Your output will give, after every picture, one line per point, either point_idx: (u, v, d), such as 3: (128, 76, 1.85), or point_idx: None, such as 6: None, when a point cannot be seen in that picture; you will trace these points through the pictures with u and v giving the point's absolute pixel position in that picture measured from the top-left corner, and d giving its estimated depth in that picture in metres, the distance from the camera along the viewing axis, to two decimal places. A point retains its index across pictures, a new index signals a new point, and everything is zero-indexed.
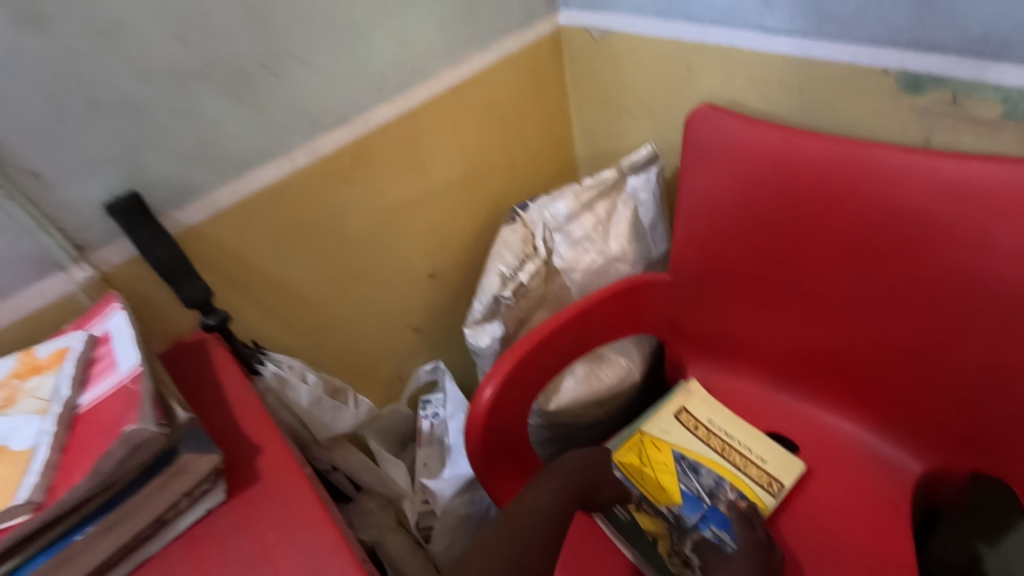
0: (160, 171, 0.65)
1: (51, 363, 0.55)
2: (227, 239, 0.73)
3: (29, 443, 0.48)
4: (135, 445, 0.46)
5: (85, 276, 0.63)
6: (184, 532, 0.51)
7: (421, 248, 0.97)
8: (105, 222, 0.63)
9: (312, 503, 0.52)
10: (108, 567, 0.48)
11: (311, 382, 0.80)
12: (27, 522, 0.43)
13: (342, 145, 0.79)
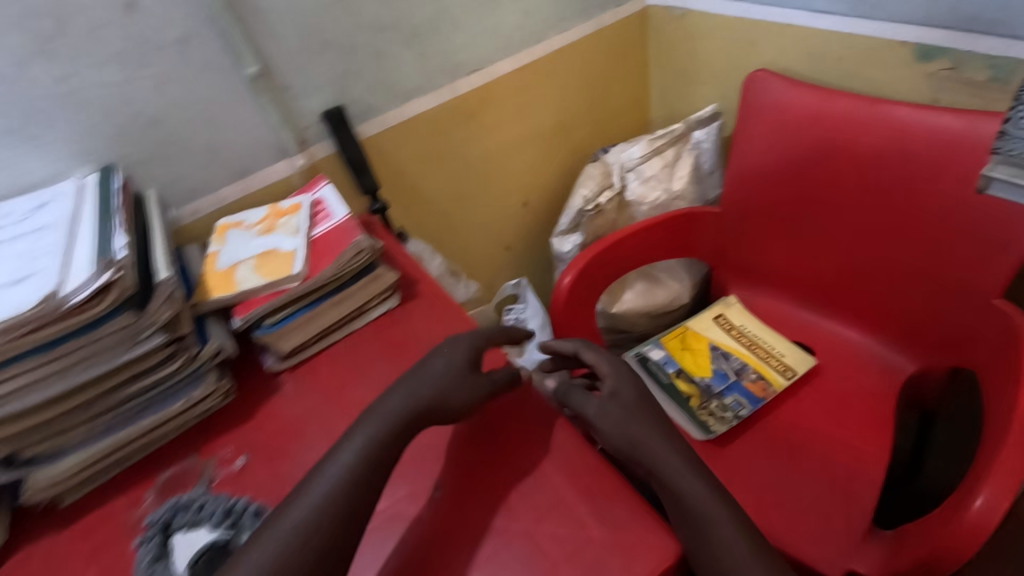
0: (356, 94, 0.93)
1: (292, 211, 0.83)
2: (389, 151, 1.00)
3: (291, 248, 0.76)
4: (361, 251, 0.74)
5: (302, 162, 0.92)
6: (373, 320, 0.77)
7: (519, 179, 1.22)
8: (319, 126, 0.91)
9: (454, 311, 0.77)
10: (331, 331, 0.75)
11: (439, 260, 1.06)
12: (299, 284, 0.71)
13: (474, 87, 1.05)
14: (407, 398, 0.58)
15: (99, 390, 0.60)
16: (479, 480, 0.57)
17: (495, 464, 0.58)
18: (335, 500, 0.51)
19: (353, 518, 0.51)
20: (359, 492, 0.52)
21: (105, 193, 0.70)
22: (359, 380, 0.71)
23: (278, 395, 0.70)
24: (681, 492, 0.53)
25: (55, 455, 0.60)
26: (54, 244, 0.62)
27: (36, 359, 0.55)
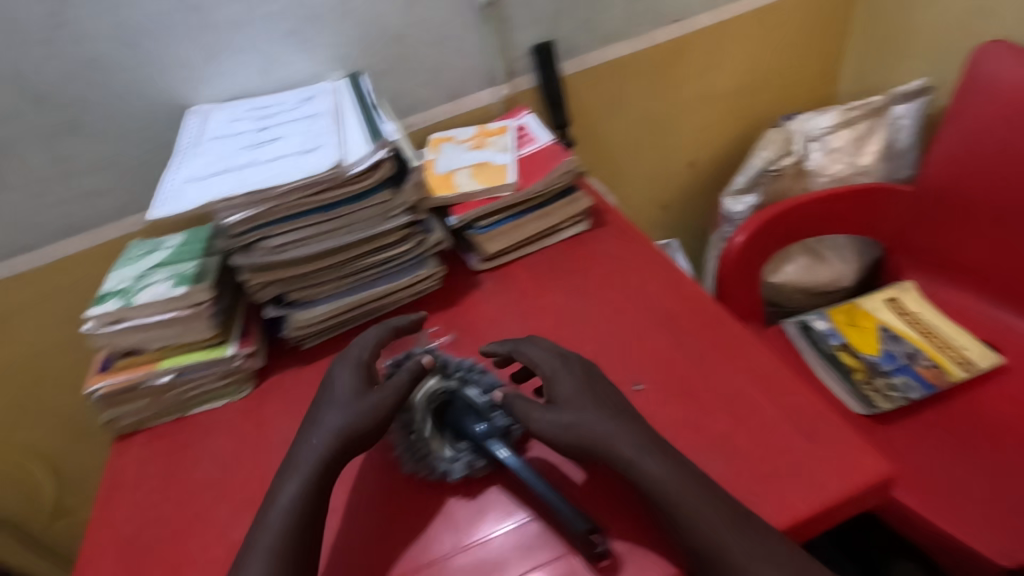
0: (565, 32, 0.98)
1: (500, 132, 0.90)
2: (583, 91, 1.05)
3: (503, 162, 0.83)
4: (568, 170, 0.80)
5: (505, 91, 0.99)
6: (565, 239, 0.83)
7: (692, 139, 1.22)
8: (527, 59, 0.98)
9: (642, 240, 0.81)
10: (528, 243, 0.82)
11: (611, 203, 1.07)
12: (511, 194, 0.78)
13: (671, 38, 1.06)
14: (331, 438, 0.55)
15: (352, 254, 0.70)
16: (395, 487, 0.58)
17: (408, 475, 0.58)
18: (288, 537, 0.50)
19: (301, 553, 0.50)
20: (310, 530, 0.51)
21: (360, 92, 0.80)
22: (553, 287, 0.76)
23: (478, 289, 0.78)
24: (630, 466, 0.49)
25: (308, 303, 0.72)
26: (328, 127, 0.72)
27: (318, 217, 0.66)
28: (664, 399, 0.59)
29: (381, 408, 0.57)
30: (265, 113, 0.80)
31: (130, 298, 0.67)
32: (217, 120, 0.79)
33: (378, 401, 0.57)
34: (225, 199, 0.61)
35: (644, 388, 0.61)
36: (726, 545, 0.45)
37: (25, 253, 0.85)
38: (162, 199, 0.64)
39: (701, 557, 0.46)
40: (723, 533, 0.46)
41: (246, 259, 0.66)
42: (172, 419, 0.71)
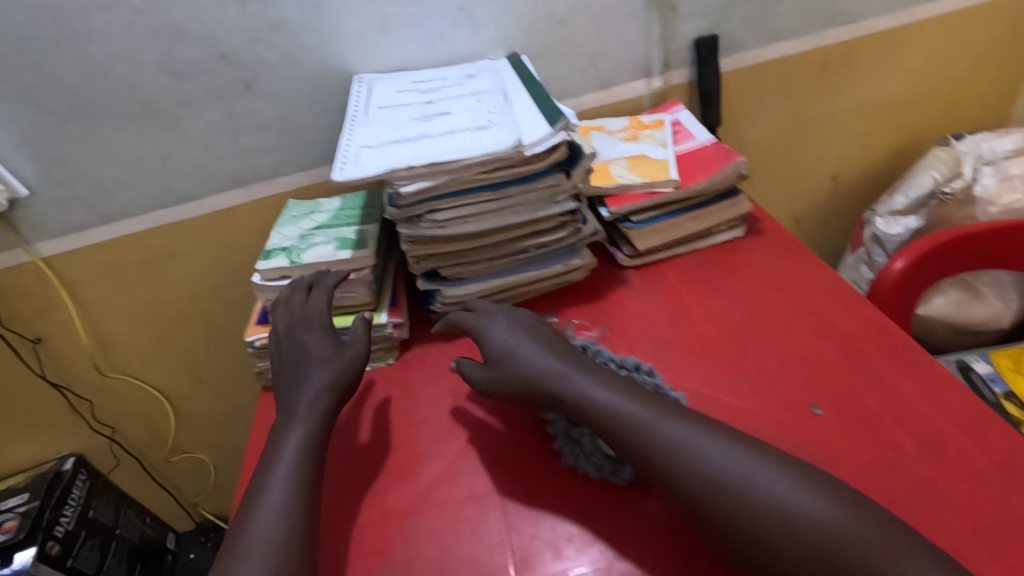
0: (731, 27, 0.93)
1: (655, 126, 0.87)
2: (739, 90, 1.00)
3: (661, 157, 0.79)
4: (734, 172, 0.76)
5: (658, 84, 0.95)
6: (717, 244, 0.79)
7: (840, 151, 1.14)
8: (686, 52, 0.93)
9: (804, 254, 0.76)
10: (678, 243, 0.78)
11: None
12: (672, 191, 0.74)
13: (840, 40, 0.99)
14: (323, 394, 0.60)
15: (509, 236, 0.69)
16: (356, 463, 0.61)
17: (361, 447, 0.63)
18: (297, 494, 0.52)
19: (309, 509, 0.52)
20: (318, 469, 0.55)
21: (526, 72, 0.78)
22: (708, 292, 0.72)
23: (626, 287, 0.76)
24: (573, 389, 0.55)
25: (458, 280, 0.72)
26: (499, 105, 0.71)
27: (488, 195, 0.65)
28: (849, 428, 0.55)
29: (360, 359, 0.64)
30: (428, 86, 0.80)
31: (298, 258, 0.69)
32: (382, 89, 0.80)
33: (352, 353, 0.63)
34: (407, 168, 0.61)
35: (823, 412, 0.56)
36: (675, 443, 0.49)
37: (192, 201, 0.91)
38: (342, 162, 0.64)
39: (660, 471, 0.49)
40: (658, 424, 0.50)
41: (410, 231, 0.66)
42: None
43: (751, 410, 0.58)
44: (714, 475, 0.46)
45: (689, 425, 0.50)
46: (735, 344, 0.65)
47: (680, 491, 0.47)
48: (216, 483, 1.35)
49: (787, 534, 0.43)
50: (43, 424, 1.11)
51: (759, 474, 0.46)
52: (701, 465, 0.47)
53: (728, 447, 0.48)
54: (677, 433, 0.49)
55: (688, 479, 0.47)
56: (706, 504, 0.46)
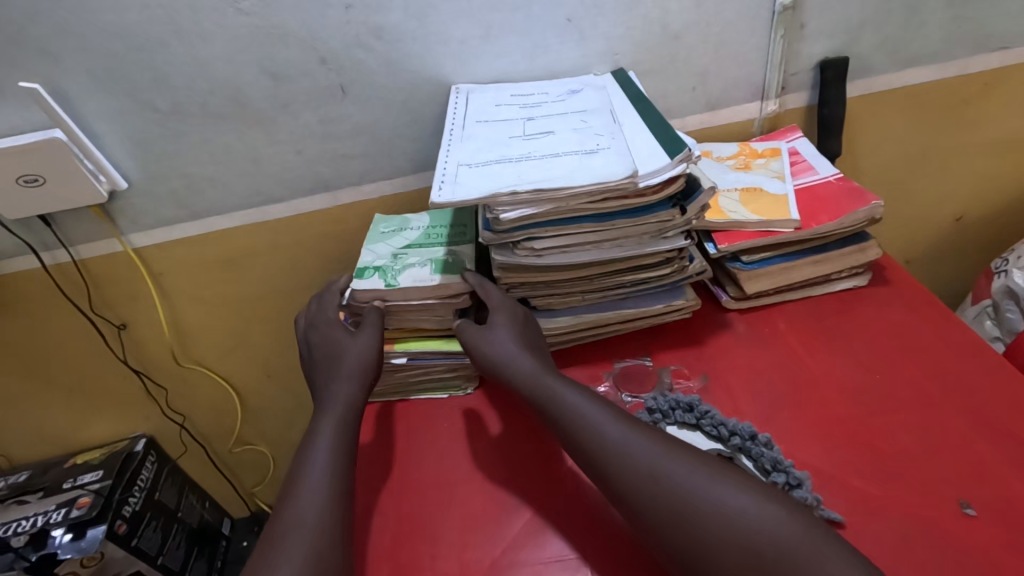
0: (865, 49, 0.84)
1: (770, 155, 0.79)
2: (862, 117, 0.90)
3: (779, 192, 0.72)
4: (866, 215, 0.67)
5: (772, 108, 0.87)
6: (834, 293, 0.71)
7: (969, 191, 1.02)
8: (808, 75, 0.85)
9: (941, 313, 0.67)
10: (792, 289, 0.71)
11: None
12: (792, 232, 0.67)
13: (988, 68, 0.88)
14: (348, 375, 0.61)
15: (608, 270, 0.64)
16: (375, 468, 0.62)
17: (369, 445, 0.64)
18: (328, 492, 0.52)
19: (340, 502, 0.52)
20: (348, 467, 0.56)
21: (636, 92, 0.73)
22: (827, 348, 0.64)
23: (728, 332, 0.69)
24: (543, 384, 0.56)
25: (547, 311, 0.68)
26: (608, 127, 0.66)
27: (591, 225, 0.60)
28: (1012, 538, 0.46)
29: (376, 341, 0.64)
30: (528, 101, 0.76)
31: (395, 276, 0.66)
32: (480, 102, 0.76)
33: (369, 337, 0.63)
34: (510, 193, 0.57)
35: (978, 514, 0.48)
36: (619, 445, 0.50)
37: (279, 203, 0.90)
38: (440, 181, 0.60)
39: (601, 472, 0.50)
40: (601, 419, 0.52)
41: (503, 258, 0.62)
42: (391, 399, 0.69)
43: (887, 499, 0.50)
44: (656, 478, 0.47)
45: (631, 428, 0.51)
46: (862, 414, 0.57)
47: (623, 494, 0.48)
48: (273, 476, 1.36)
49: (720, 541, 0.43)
50: (120, 405, 1.15)
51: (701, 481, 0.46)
52: (643, 467, 0.48)
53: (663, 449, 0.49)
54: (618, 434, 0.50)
55: (627, 483, 0.48)
56: (644, 505, 0.47)
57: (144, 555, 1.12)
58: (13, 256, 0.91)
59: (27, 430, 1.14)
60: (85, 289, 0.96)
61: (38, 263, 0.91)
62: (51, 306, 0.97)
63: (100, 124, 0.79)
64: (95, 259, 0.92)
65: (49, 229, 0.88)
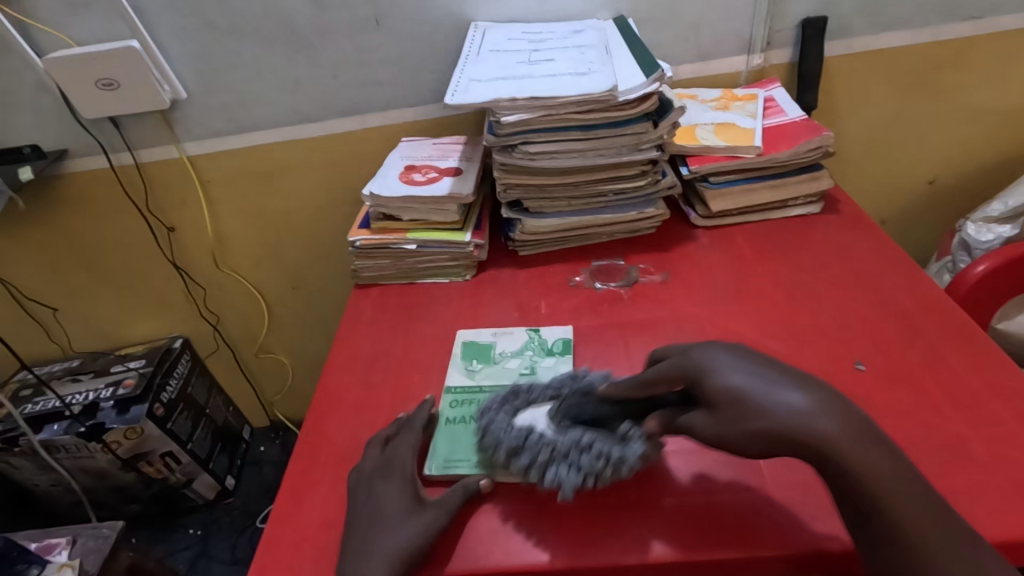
0: (844, 11, 0.93)
1: (747, 99, 0.89)
2: (842, 75, 0.99)
3: (749, 126, 0.82)
4: (820, 145, 0.78)
5: (757, 61, 0.97)
6: (789, 217, 0.82)
7: (941, 157, 1.11)
8: (790, 33, 0.95)
9: (877, 235, 0.77)
10: (751, 211, 0.82)
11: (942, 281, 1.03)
12: (754, 157, 0.78)
13: (959, 36, 0.97)
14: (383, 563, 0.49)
15: (591, 177, 0.75)
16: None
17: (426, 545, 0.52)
18: None
19: None
20: None
21: (630, 32, 0.83)
22: (774, 256, 0.76)
23: (692, 244, 0.80)
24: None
25: (537, 213, 0.79)
26: (600, 56, 0.76)
27: (578, 134, 0.71)
28: (887, 385, 0.58)
29: (436, 526, 0.51)
30: (536, 37, 0.86)
31: (539, 338, 0.69)
32: (494, 36, 0.87)
33: (432, 518, 0.51)
34: (510, 99, 0.68)
35: (866, 368, 0.60)
36: (712, 372, 0.49)
37: (314, 123, 1.03)
38: (453, 90, 0.72)
39: None
40: (695, 355, 0.52)
41: (503, 158, 0.73)
42: (402, 282, 0.83)
43: (796, 357, 0.62)
44: (750, 402, 0.46)
45: (729, 359, 0.50)
46: (791, 304, 0.69)
47: (762, 436, 0.45)
48: (291, 388, 1.48)
49: (868, 477, 0.43)
50: (162, 305, 1.29)
51: (780, 392, 0.46)
52: None
53: (758, 378, 0.47)
54: (718, 370, 0.49)
55: None
56: None
57: (177, 437, 1.27)
58: (84, 155, 1.05)
59: (81, 322, 1.29)
60: (143, 189, 1.09)
61: (106, 163, 1.05)
62: (113, 204, 1.11)
63: (167, 39, 0.93)
64: (153, 163, 1.06)
65: (117, 131, 1.02)
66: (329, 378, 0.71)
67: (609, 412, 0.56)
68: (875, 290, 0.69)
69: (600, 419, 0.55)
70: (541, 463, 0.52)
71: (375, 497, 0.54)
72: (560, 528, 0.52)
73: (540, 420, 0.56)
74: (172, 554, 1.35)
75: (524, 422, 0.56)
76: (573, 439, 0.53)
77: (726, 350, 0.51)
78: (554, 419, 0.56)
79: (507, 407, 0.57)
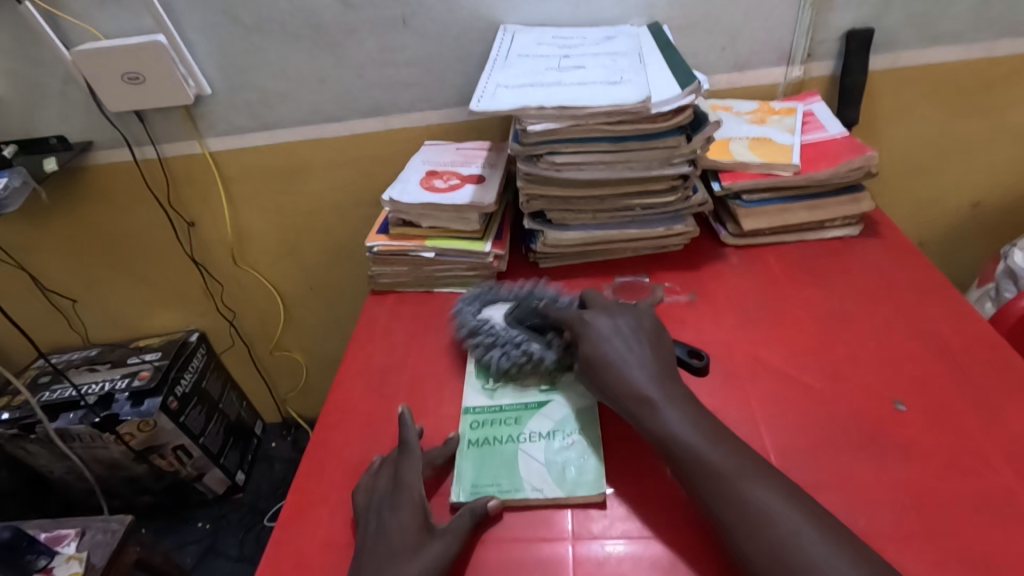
0: (893, 23, 0.88)
1: (786, 113, 0.85)
2: (887, 90, 0.95)
3: (786, 142, 0.78)
4: (863, 165, 0.74)
5: (797, 73, 0.93)
6: (825, 240, 0.78)
7: (987, 180, 1.05)
8: (833, 45, 0.91)
9: (921, 263, 0.73)
10: (786, 231, 0.78)
11: (986, 308, 0.99)
12: (792, 175, 0.74)
13: (1015, 53, 0.91)
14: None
15: (618, 190, 0.73)
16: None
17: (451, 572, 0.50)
18: None
19: None
20: None
21: (664, 40, 0.80)
22: (808, 281, 0.72)
23: (720, 264, 0.77)
24: None
25: (560, 225, 0.76)
26: (633, 65, 0.73)
27: (606, 146, 0.68)
28: (928, 429, 0.54)
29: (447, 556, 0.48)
30: (567, 43, 0.84)
31: None
32: (523, 41, 0.85)
33: (446, 547, 0.49)
34: (538, 108, 0.65)
35: (907, 409, 0.56)
36: (589, 338, 0.59)
37: (337, 123, 1.01)
38: (479, 96, 0.69)
39: None
40: (588, 320, 0.61)
41: (528, 168, 0.71)
42: (419, 291, 0.81)
43: (831, 392, 0.59)
44: (612, 369, 0.56)
45: (611, 327, 0.60)
46: (826, 334, 0.65)
47: (617, 399, 0.55)
48: (305, 386, 1.47)
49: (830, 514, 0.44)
50: (180, 299, 1.29)
51: (632, 365, 0.56)
52: None
53: (623, 348, 0.57)
54: (591, 332, 0.60)
55: None
56: None
57: (189, 431, 1.26)
58: (108, 147, 1.05)
59: (100, 312, 1.30)
60: (165, 184, 1.09)
61: (130, 156, 1.05)
62: (135, 197, 1.11)
63: (194, 34, 0.92)
64: (176, 157, 1.05)
65: (141, 125, 1.02)
66: (338, 389, 0.69)
67: (546, 322, 0.66)
68: (918, 323, 0.65)
69: (541, 323, 0.66)
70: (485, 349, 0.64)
71: (384, 531, 0.51)
72: (572, 565, 0.49)
73: (500, 316, 0.68)
74: (181, 547, 1.36)
75: (487, 313, 0.68)
76: (517, 338, 0.64)
77: (613, 326, 0.60)
78: (508, 316, 0.67)
79: (478, 300, 0.70)
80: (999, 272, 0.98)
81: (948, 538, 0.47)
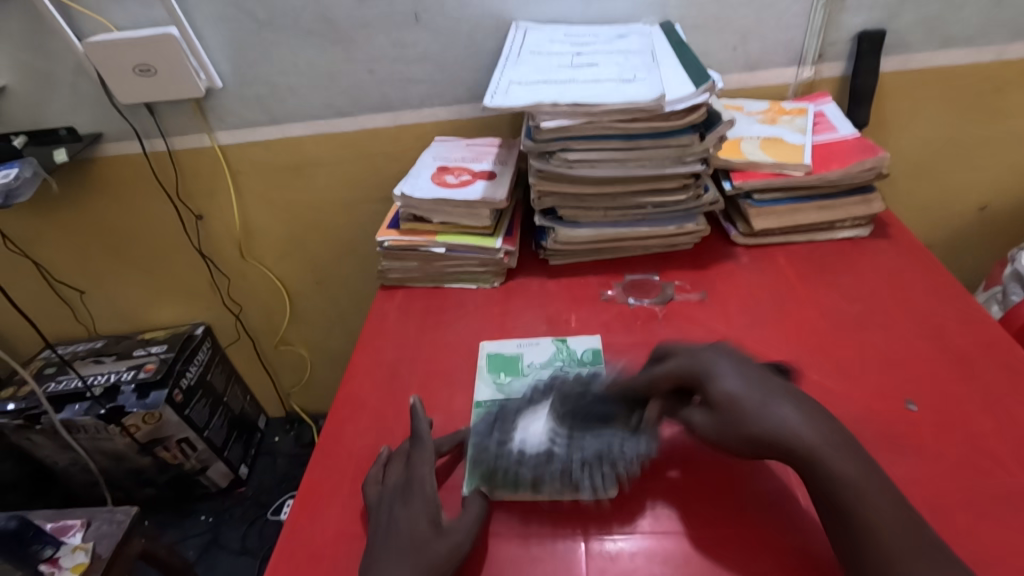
0: (904, 25, 0.89)
1: (797, 114, 0.85)
2: (898, 92, 0.95)
3: (798, 143, 0.78)
4: (875, 166, 0.74)
5: (808, 74, 0.93)
6: (835, 240, 0.78)
7: (995, 182, 1.05)
8: (844, 46, 0.91)
9: (931, 264, 0.73)
10: (796, 231, 0.78)
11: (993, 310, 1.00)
12: (803, 175, 0.74)
13: None
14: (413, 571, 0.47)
15: (630, 188, 0.73)
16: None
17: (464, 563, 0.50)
18: None
19: None
20: None
21: (677, 39, 0.80)
22: (818, 281, 0.72)
23: (730, 263, 0.77)
24: None
25: (571, 223, 0.76)
26: (646, 63, 0.73)
27: (619, 144, 0.68)
28: (938, 428, 0.54)
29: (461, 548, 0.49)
30: (579, 40, 0.84)
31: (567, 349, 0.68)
32: (536, 37, 0.85)
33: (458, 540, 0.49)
34: (552, 104, 0.65)
35: (917, 409, 0.56)
36: (716, 375, 0.51)
37: (346, 118, 1.01)
38: (493, 92, 0.69)
39: None
40: (702, 357, 0.54)
41: (540, 165, 0.71)
42: (429, 286, 0.81)
43: (841, 391, 0.59)
44: (762, 410, 0.48)
45: (734, 365, 0.52)
46: (836, 334, 0.65)
47: (757, 441, 0.47)
48: (309, 381, 1.47)
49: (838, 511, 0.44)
50: (187, 292, 1.29)
51: (775, 403, 0.48)
52: None
53: (764, 390, 0.49)
54: (721, 371, 0.52)
55: None
56: None
57: (194, 424, 1.26)
58: (118, 140, 1.05)
59: (106, 304, 1.30)
60: (174, 177, 1.09)
61: (139, 148, 1.05)
62: (143, 189, 1.11)
63: (206, 27, 0.92)
64: (185, 150, 1.06)
65: (151, 117, 1.02)
66: (349, 382, 0.69)
67: (621, 408, 0.58)
68: (928, 323, 0.65)
69: (607, 414, 0.57)
70: (575, 478, 0.53)
71: (397, 524, 0.51)
72: (585, 560, 0.50)
73: (543, 432, 0.57)
74: (183, 540, 1.36)
75: (522, 436, 0.57)
76: (596, 448, 0.55)
77: (731, 359, 0.53)
78: (558, 420, 0.58)
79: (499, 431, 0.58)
80: (1006, 274, 0.99)
81: (958, 535, 0.47)
